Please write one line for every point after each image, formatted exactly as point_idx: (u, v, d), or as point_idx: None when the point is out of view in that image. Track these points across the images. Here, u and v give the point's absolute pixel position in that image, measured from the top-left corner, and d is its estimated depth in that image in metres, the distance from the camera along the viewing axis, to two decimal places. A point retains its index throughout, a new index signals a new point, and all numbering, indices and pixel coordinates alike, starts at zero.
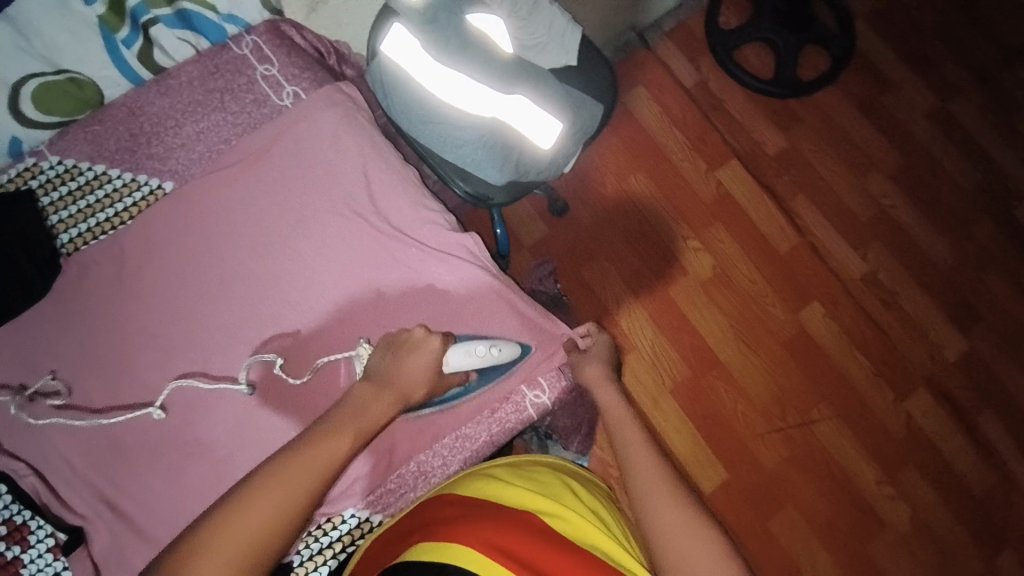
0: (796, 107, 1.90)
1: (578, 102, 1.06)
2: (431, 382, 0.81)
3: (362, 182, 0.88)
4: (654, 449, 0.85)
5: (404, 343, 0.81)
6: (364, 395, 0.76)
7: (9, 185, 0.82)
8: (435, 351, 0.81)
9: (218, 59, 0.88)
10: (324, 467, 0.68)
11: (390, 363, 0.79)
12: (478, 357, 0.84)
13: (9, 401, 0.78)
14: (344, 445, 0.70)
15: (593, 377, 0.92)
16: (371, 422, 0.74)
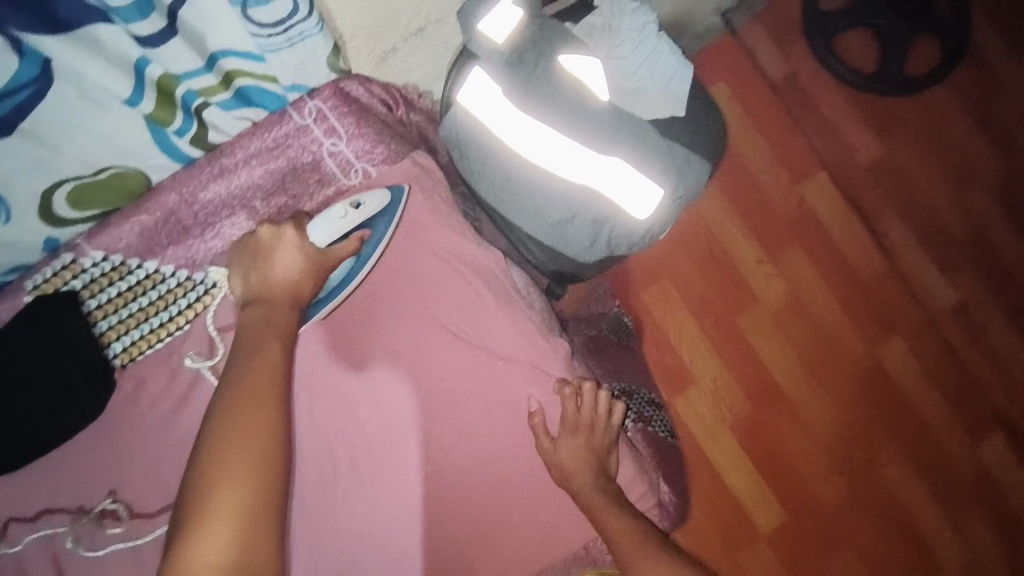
0: (895, 109, 1.61)
1: (682, 165, 0.88)
2: (306, 261, 0.69)
3: (446, 286, 0.78)
4: (620, 505, 0.78)
5: (260, 249, 0.69)
6: (256, 314, 0.65)
7: (45, 287, 0.72)
8: (293, 239, 0.69)
9: (276, 130, 0.76)
10: (273, 386, 0.58)
11: (255, 276, 0.68)
12: (341, 220, 0.73)
13: (66, 531, 0.72)
14: (271, 354, 0.61)
15: (578, 488, 0.78)
16: (280, 319, 0.64)
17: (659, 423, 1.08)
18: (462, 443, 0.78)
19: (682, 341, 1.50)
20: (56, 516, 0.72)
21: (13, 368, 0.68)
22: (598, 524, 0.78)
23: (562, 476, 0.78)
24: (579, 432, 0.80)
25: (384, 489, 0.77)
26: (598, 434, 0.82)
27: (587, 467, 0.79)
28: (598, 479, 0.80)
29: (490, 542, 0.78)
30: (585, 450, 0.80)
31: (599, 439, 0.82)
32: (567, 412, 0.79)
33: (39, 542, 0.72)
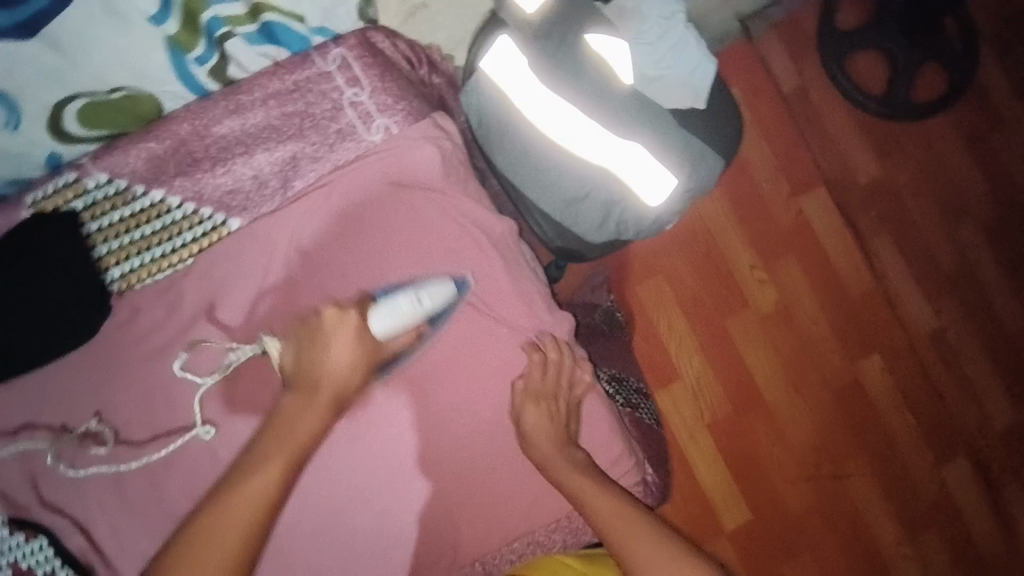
0: (897, 133, 1.63)
1: (698, 153, 0.88)
2: (359, 363, 0.65)
3: (455, 248, 0.77)
4: (599, 476, 0.75)
5: (316, 335, 0.65)
6: (292, 406, 0.62)
7: (46, 203, 0.71)
8: (353, 327, 0.65)
9: (298, 73, 0.75)
10: (280, 468, 0.59)
11: (306, 360, 0.64)
12: (407, 314, 0.67)
13: (46, 447, 0.71)
14: (269, 478, 0.59)
15: (543, 453, 0.75)
16: (301, 433, 0.61)
17: (647, 411, 1.10)
18: (452, 406, 0.77)
19: (670, 337, 1.52)
20: (36, 430, 0.71)
21: (9, 278, 0.67)
22: (565, 490, 0.74)
23: (526, 442, 0.76)
24: (549, 396, 0.77)
25: (373, 444, 0.75)
26: (563, 401, 0.78)
27: (557, 433, 0.76)
28: (566, 447, 0.76)
29: (476, 505, 0.77)
30: (551, 416, 0.77)
31: (565, 405, 0.79)
32: (536, 373, 0.77)
33: (20, 455, 0.71)
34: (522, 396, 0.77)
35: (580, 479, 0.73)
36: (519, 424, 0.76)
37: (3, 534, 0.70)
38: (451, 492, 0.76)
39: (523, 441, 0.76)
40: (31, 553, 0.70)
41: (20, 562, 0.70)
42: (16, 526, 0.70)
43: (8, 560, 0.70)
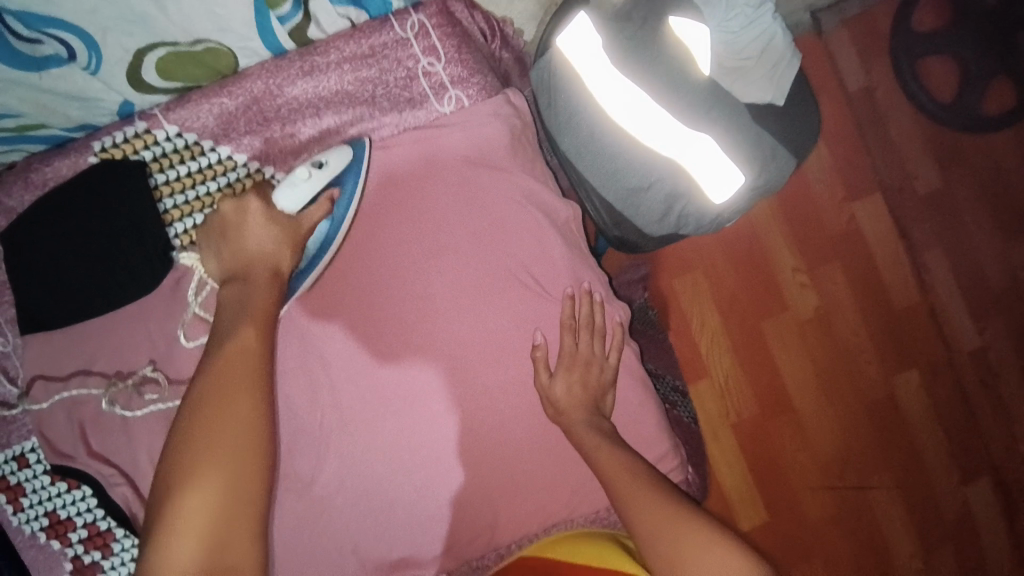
0: (966, 144, 1.55)
1: (770, 151, 0.84)
2: (276, 233, 0.66)
3: (517, 231, 0.75)
4: (618, 442, 0.71)
5: (227, 230, 0.67)
6: (231, 293, 0.63)
7: (113, 151, 0.72)
8: (257, 208, 0.66)
9: (376, 37, 0.72)
10: (249, 384, 0.57)
11: (225, 254, 0.66)
12: (308, 186, 0.69)
13: (99, 393, 0.71)
14: (245, 334, 0.59)
15: (567, 420, 0.73)
16: (259, 301, 0.62)
17: (684, 409, 1.09)
18: (499, 394, 0.75)
19: (703, 335, 1.50)
20: (88, 377, 0.72)
21: (90, 223, 0.69)
22: (586, 454, 0.71)
23: (557, 414, 0.74)
24: (578, 363, 0.74)
25: (421, 420, 0.74)
26: (594, 374, 0.75)
27: (582, 401, 0.73)
28: (593, 416, 0.73)
29: (515, 492, 0.76)
30: (581, 382, 0.74)
31: (598, 379, 0.76)
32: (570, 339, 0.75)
33: (69, 403, 0.72)
34: (549, 367, 0.75)
35: (594, 441, 0.70)
36: (545, 391, 0.74)
37: (47, 481, 0.74)
38: (493, 476, 0.75)
39: (551, 410, 0.74)
40: (73, 502, 0.74)
41: (60, 510, 0.74)
42: (57, 476, 0.74)
43: (49, 507, 0.74)
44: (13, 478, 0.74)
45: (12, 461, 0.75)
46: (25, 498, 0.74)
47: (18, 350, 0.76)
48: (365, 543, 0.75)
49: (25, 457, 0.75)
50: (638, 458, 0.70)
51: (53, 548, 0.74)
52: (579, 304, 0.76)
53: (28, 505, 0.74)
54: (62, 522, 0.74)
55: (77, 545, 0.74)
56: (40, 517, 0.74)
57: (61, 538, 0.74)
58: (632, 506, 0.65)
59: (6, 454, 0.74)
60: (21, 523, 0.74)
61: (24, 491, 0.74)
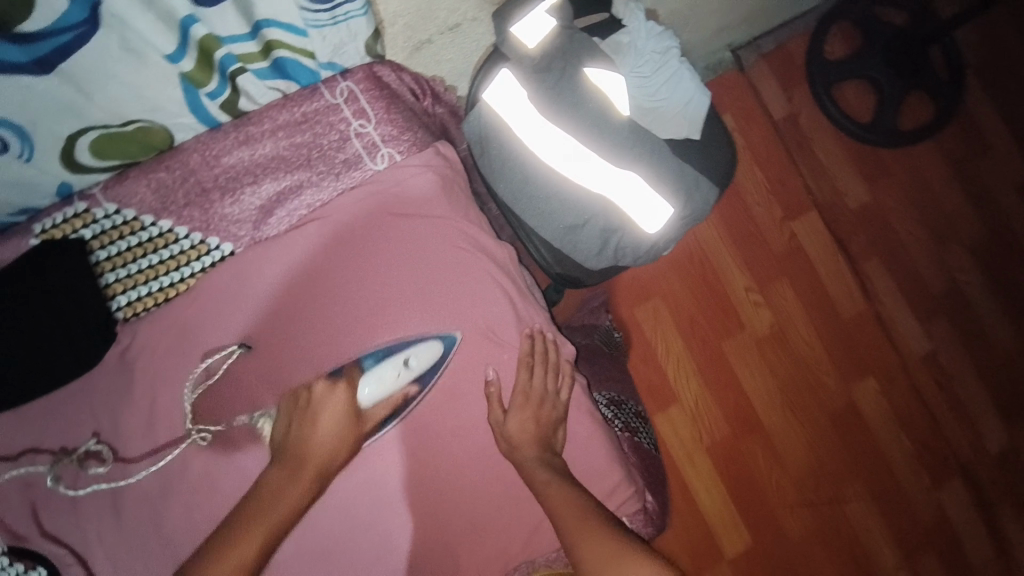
0: (885, 159, 1.67)
1: (692, 184, 0.91)
2: (344, 434, 0.70)
3: (456, 274, 0.77)
4: (568, 480, 0.72)
5: (307, 410, 0.70)
6: (276, 479, 0.66)
7: (53, 232, 0.72)
8: (342, 400, 0.70)
9: (307, 105, 0.76)
10: (266, 529, 0.63)
11: (296, 436, 0.69)
12: (394, 381, 0.72)
13: (46, 469, 0.71)
14: (248, 548, 0.61)
15: (522, 458, 0.74)
16: (280, 510, 0.64)
17: (645, 435, 1.10)
18: (450, 438, 0.76)
19: (667, 360, 1.53)
20: (37, 454, 0.71)
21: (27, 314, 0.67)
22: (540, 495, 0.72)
23: (511, 448, 0.75)
24: (531, 403, 0.76)
25: (375, 470, 0.74)
26: (547, 410, 0.77)
27: (535, 436, 0.75)
28: (543, 453, 0.75)
29: (476, 534, 0.76)
30: (531, 417, 0.75)
31: (550, 415, 0.77)
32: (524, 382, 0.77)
33: (19, 483, 0.71)
34: (503, 403, 0.76)
35: (543, 479, 0.72)
36: (502, 429, 0.75)
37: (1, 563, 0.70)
38: (452, 519, 0.75)
39: (506, 446, 0.75)
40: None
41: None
42: (15, 556, 0.70)
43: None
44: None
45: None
46: None
47: None
48: None
49: None
50: (586, 492, 0.72)
51: None
52: (529, 339, 0.79)
53: None
54: None
55: None
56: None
57: None
58: (578, 537, 0.66)
59: None
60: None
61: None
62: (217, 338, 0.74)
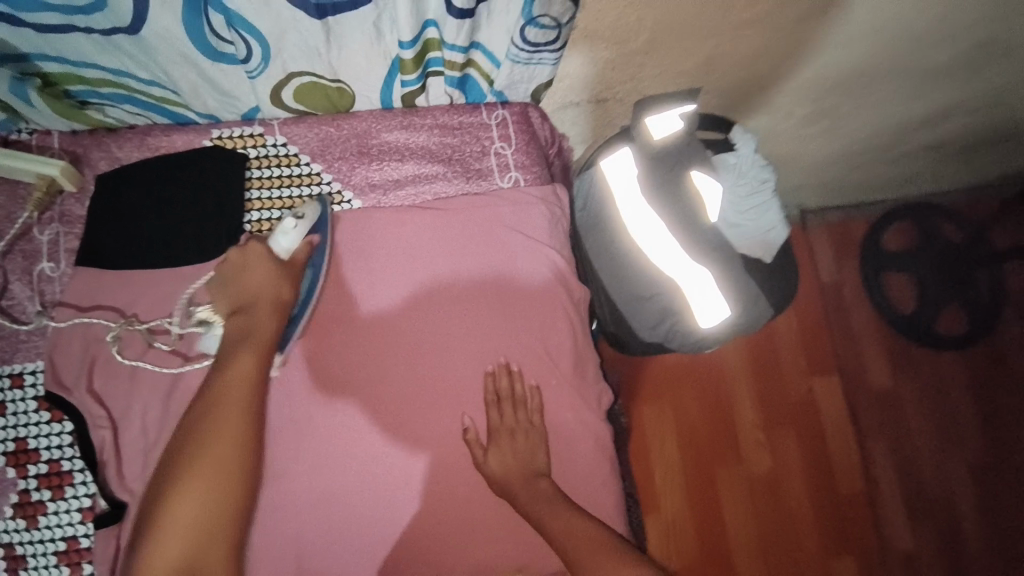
0: (914, 353, 1.74)
1: (753, 299, 0.99)
2: (275, 272, 0.71)
3: (535, 295, 0.84)
4: (579, 514, 0.72)
5: (232, 273, 0.72)
6: (237, 324, 0.69)
7: (227, 142, 0.83)
8: (259, 254, 0.72)
9: (465, 118, 0.89)
10: (252, 352, 0.66)
11: (233, 292, 0.71)
12: (300, 227, 0.75)
13: (112, 327, 0.74)
14: (243, 367, 0.65)
15: (519, 491, 0.75)
16: (261, 330, 0.68)
17: (632, 516, 1.15)
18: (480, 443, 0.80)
19: (660, 464, 1.56)
20: (116, 314, 0.75)
21: (184, 194, 0.79)
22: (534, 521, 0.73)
23: (499, 486, 0.77)
24: (510, 441, 0.78)
25: (413, 443, 0.79)
26: (525, 441, 0.79)
27: (525, 469, 0.77)
28: (536, 484, 0.76)
29: (477, 539, 0.77)
30: (512, 450, 0.78)
31: (528, 445, 0.78)
32: (492, 404, 0.80)
33: (86, 332, 0.74)
34: (483, 445, 0.79)
35: (552, 511, 0.72)
36: (484, 470, 0.77)
37: (31, 407, 0.73)
38: (459, 515, 0.78)
39: (495, 486, 0.77)
40: (48, 435, 0.72)
41: (30, 440, 0.72)
42: (46, 404, 0.72)
43: (21, 433, 0.72)
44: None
45: (7, 378, 0.73)
46: (1, 418, 0.72)
47: (64, 278, 0.77)
48: (315, 553, 0.76)
49: (20, 377, 0.73)
50: (601, 526, 0.71)
51: (6, 476, 0.71)
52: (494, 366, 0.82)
53: (2, 426, 0.72)
54: (27, 452, 0.71)
55: (31, 480, 0.71)
56: (8, 441, 0.72)
57: (19, 468, 0.71)
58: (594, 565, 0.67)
59: (4, 369, 0.73)
60: None
61: (3, 410, 0.72)
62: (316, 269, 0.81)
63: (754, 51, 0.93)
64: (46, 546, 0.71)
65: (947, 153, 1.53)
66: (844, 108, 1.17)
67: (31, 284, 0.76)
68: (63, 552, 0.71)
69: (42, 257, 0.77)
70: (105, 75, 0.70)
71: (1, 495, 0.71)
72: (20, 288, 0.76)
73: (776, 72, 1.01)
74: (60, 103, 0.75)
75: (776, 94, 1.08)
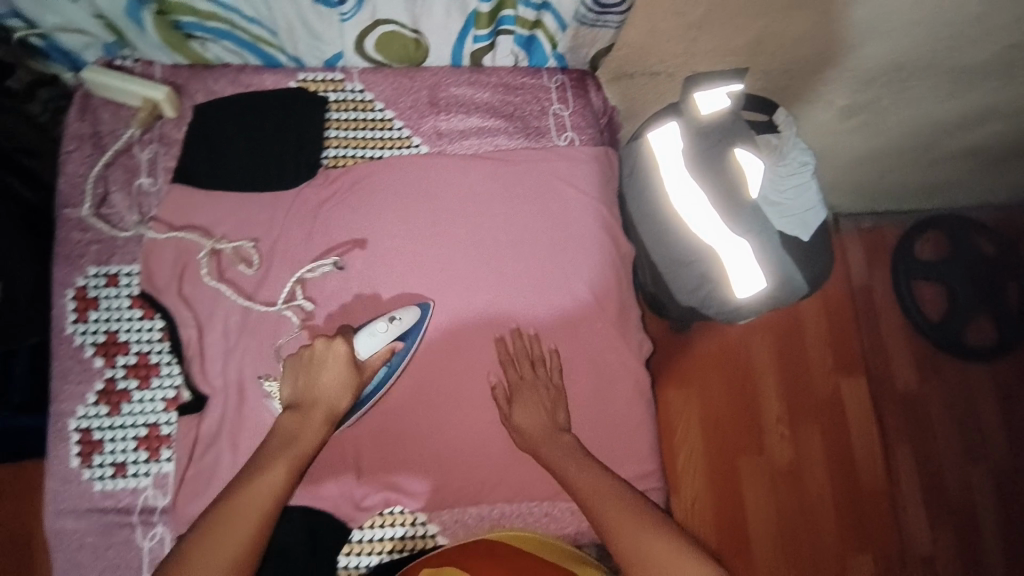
0: (942, 360, 1.75)
1: (788, 273, 1.03)
2: (346, 384, 0.74)
3: (585, 245, 0.89)
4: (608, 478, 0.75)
5: (311, 364, 0.75)
6: (290, 425, 0.72)
7: (310, 85, 0.90)
8: (339, 363, 0.74)
9: (528, 79, 0.95)
10: (289, 462, 0.69)
11: (303, 384, 0.74)
12: (383, 337, 0.78)
13: (204, 246, 0.82)
14: (276, 478, 0.68)
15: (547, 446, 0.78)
16: (304, 441, 0.71)
17: None
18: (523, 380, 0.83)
19: (681, 448, 1.58)
20: (202, 230, 0.83)
21: (272, 130, 0.86)
22: (556, 470, 0.77)
23: (522, 439, 0.80)
24: (535, 395, 0.81)
25: (464, 372, 0.84)
26: (545, 394, 0.82)
27: (547, 424, 0.80)
28: (556, 437, 0.79)
29: (517, 464, 0.82)
30: (536, 407, 0.80)
31: (546, 400, 0.81)
32: (508, 365, 0.83)
33: (178, 244, 0.82)
34: (507, 397, 0.82)
35: (583, 476, 0.75)
36: (511, 424, 0.81)
37: (125, 304, 0.80)
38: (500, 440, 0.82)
39: (517, 439, 0.80)
40: (139, 330, 0.80)
41: (121, 333, 0.80)
42: (139, 302, 0.80)
43: (112, 326, 0.79)
44: (94, 292, 0.80)
45: (102, 277, 0.81)
46: (94, 312, 0.80)
47: (160, 193, 0.84)
48: (368, 463, 0.80)
49: (116, 278, 0.81)
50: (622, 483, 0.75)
51: (94, 365, 0.78)
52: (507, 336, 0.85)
53: (93, 319, 0.79)
54: (117, 344, 0.79)
55: (118, 370, 0.78)
56: (99, 333, 0.79)
57: (108, 358, 0.79)
58: (618, 530, 0.70)
59: (100, 269, 0.81)
60: (75, 334, 0.79)
61: (96, 305, 0.80)
62: (377, 204, 0.87)
63: (803, 33, 0.98)
64: (127, 431, 0.78)
65: (985, 161, 1.55)
66: (885, 101, 1.21)
67: (131, 197, 0.84)
68: (144, 437, 0.78)
69: (142, 173, 0.85)
70: (216, 9, 0.78)
71: (86, 382, 0.78)
72: (120, 199, 0.84)
73: (824, 57, 1.05)
74: (168, 34, 0.82)
75: (820, 81, 1.12)
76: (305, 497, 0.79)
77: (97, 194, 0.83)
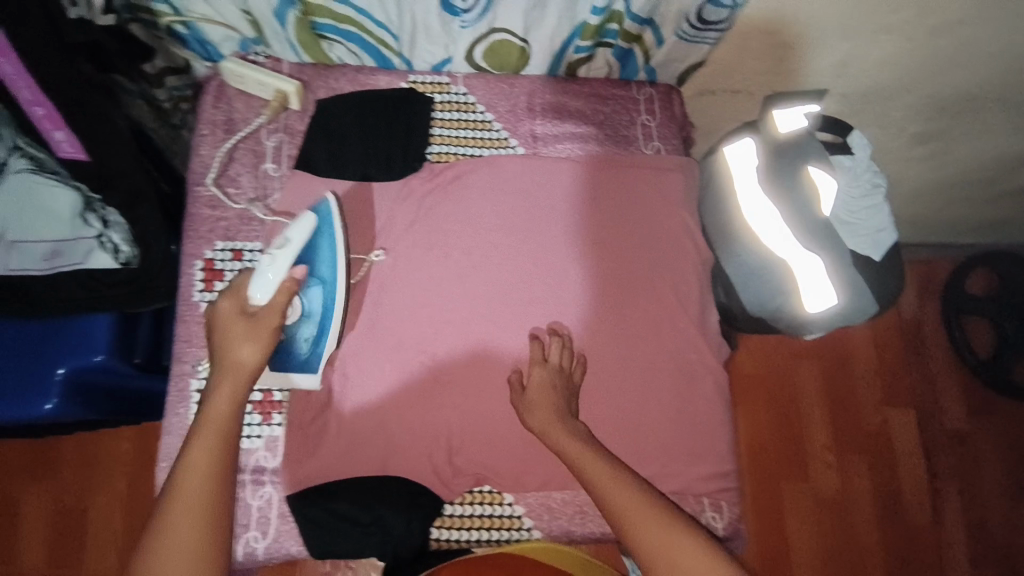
0: (994, 398, 1.72)
1: (857, 289, 1.02)
2: (239, 334, 0.73)
3: (671, 246, 0.93)
4: (622, 474, 0.74)
5: (215, 329, 0.75)
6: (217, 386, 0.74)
7: (419, 86, 0.97)
8: (229, 316, 0.74)
9: (618, 89, 1.01)
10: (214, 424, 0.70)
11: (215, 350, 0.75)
12: (269, 276, 0.74)
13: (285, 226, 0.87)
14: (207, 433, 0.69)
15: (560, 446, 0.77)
16: (220, 408, 0.71)
17: None
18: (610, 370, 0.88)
19: None
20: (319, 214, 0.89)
21: (384, 125, 0.94)
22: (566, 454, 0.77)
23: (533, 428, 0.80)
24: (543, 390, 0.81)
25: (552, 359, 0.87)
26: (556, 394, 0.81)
27: (559, 429, 0.78)
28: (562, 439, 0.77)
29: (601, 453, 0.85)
30: (547, 406, 0.80)
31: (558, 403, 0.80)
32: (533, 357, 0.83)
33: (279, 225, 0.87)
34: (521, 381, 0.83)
35: (600, 473, 0.73)
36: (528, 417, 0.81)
37: None
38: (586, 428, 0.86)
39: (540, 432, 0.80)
40: None
41: None
42: None
43: None
44: (221, 264, 0.87)
45: (228, 252, 0.88)
46: (219, 283, 0.86)
47: (283, 178, 0.92)
48: (458, 444, 0.83)
49: (241, 253, 0.88)
50: (629, 474, 0.74)
51: None
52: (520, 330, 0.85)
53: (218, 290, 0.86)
54: None
55: None
56: None
57: None
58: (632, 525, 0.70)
59: (227, 244, 0.88)
60: (202, 301, 0.86)
61: (222, 277, 0.87)
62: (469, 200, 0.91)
63: (884, 59, 1.02)
64: None
65: None
66: (954, 130, 1.23)
67: (255, 180, 0.91)
68: (259, 401, 0.86)
69: (267, 159, 0.92)
70: (351, 12, 0.85)
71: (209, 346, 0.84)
72: (246, 181, 0.91)
73: (901, 83, 1.09)
74: (303, 34, 0.90)
75: (894, 107, 1.15)
76: (401, 469, 0.83)
77: (226, 175, 0.91)
